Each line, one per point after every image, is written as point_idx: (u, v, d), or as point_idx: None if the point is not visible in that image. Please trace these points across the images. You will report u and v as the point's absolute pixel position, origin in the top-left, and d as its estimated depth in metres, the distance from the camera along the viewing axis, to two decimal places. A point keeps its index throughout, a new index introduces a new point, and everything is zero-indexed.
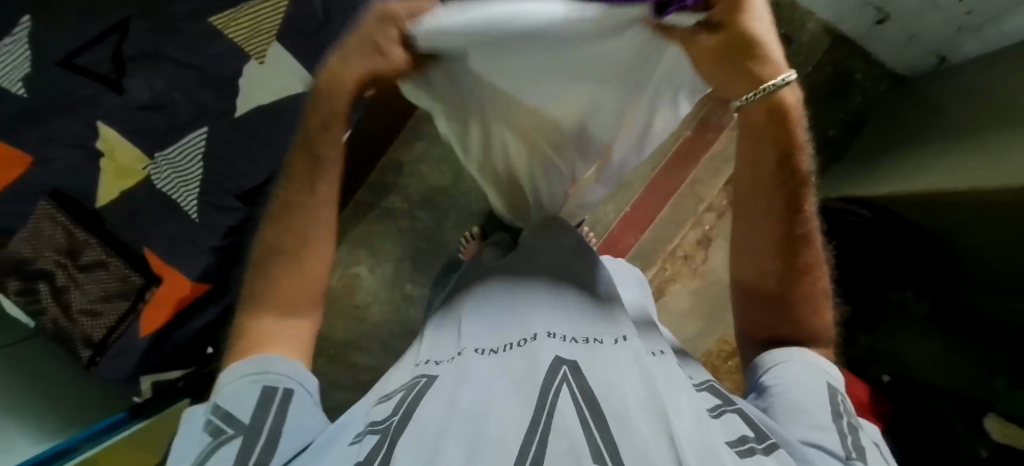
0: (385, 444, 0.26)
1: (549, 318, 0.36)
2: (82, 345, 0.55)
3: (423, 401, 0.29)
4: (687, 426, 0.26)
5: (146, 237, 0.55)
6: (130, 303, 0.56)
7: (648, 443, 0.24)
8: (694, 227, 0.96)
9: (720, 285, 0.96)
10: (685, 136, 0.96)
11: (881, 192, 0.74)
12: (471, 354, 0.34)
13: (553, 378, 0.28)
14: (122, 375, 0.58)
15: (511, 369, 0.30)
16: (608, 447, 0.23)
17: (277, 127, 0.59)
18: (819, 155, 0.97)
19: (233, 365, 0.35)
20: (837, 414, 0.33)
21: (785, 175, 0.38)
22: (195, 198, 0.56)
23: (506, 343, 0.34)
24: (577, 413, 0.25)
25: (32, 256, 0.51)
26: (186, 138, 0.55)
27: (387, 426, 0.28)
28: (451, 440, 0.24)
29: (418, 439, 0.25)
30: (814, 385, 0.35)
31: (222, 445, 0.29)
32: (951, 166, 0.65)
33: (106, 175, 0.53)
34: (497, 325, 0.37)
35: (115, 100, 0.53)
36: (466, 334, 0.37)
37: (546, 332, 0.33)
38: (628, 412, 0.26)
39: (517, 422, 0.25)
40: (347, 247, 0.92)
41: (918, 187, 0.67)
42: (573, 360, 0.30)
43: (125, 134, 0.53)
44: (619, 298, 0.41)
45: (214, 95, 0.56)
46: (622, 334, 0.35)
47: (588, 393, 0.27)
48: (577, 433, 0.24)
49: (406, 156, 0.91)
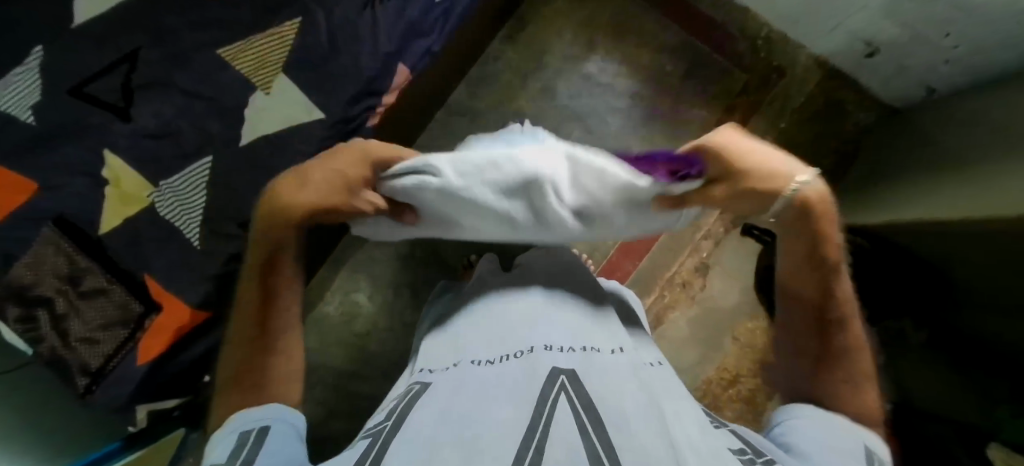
0: (373, 452, 0.26)
1: (546, 328, 0.35)
2: (79, 373, 0.54)
3: (418, 407, 0.29)
4: (689, 432, 0.26)
5: (147, 264, 0.55)
6: (129, 331, 0.55)
7: (648, 443, 0.23)
8: (692, 254, 0.97)
9: (720, 312, 0.96)
10: None
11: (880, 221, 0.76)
12: (467, 365, 0.33)
13: (551, 388, 0.28)
14: (116, 403, 0.57)
15: (508, 377, 0.30)
16: (605, 448, 0.23)
17: (281, 156, 0.59)
18: None
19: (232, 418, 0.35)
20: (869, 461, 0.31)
21: (819, 229, 0.39)
22: (198, 225, 0.56)
23: (503, 354, 0.33)
24: (574, 419, 0.25)
25: (33, 282, 0.52)
26: (192, 166, 0.56)
27: (381, 430, 0.28)
28: (445, 445, 0.24)
29: (409, 445, 0.25)
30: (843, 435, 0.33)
31: None
32: (950, 194, 0.65)
33: (111, 202, 0.54)
34: (491, 333, 0.37)
35: (122, 127, 0.54)
36: (461, 347, 0.37)
37: (543, 345, 0.33)
38: (627, 419, 0.25)
39: (514, 426, 0.24)
40: (346, 271, 0.93)
41: (929, 213, 0.66)
42: (570, 369, 0.30)
43: (131, 163, 0.54)
44: (609, 309, 0.42)
45: (220, 123, 0.57)
46: (620, 345, 0.36)
47: (586, 400, 0.27)
48: (575, 438, 0.23)
49: None
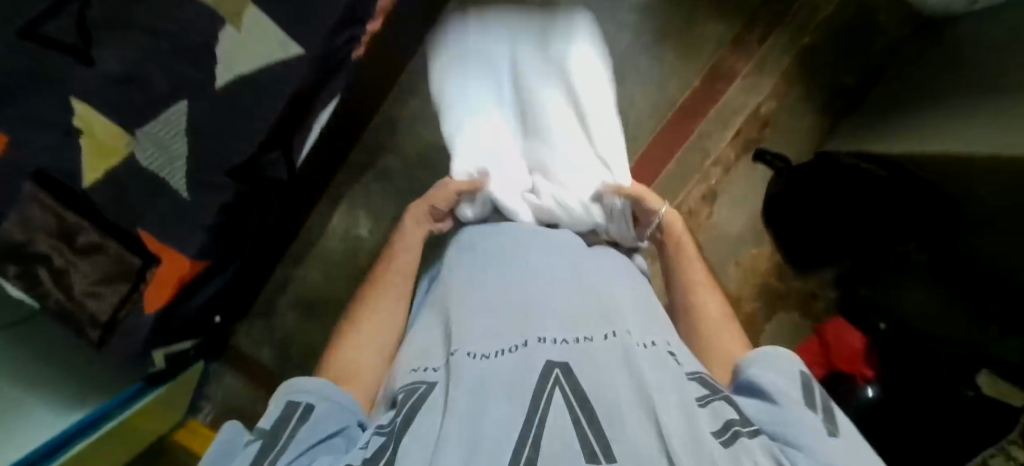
0: (389, 447, 0.27)
1: (541, 318, 0.35)
2: (91, 326, 0.55)
3: (422, 407, 0.30)
4: (676, 419, 0.27)
5: (139, 218, 0.53)
6: (131, 286, 0.55)
7: (638, 441, 0.25)
8: (700, 181, 0.94)
9: (724, 240, 0.95)
10: (694, 87, 0.93)
11: (901, 150, 0.73)
12: (461, 357, 0.33)
13: (546, 383, 0.29)
14: (128, 351, 0.58)
15: (505, 370, 0.31)
16: (601, 445, 0.24)
17: (262, 101, 0.54)
18: (834, 104, 0.95)
19: (282, 388, 0.35)
20: (811, 404, 0.33)
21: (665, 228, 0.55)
22: (183, 174, 0.53)
23: (498, 348, 0.33)
24: (568, 412, 0.27)
25: (27, 241, 0.51)
26: (166, 111, 0.52)
27: (392, 428, 0.29)
28: (446, 448, 0.25)
29: (418, 444, 0.27)
30: (783, 381, 0.34)
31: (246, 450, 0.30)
32: (973, 125, 0.63)
33: (88, 153, 0.51)
34: (482, 315, 0.37)
35: (87, 73, 0.49)
36: (451, 333, 0.37)
37: (537, 337, 0.33)
38: (620, 413, 0.27)
39: (509, 428, 0.26)
40: (344, 209, 0.90)
41: (944, 144, 0.65)
42: (564, 362, 0.31)
43: (104, 111, 0.50)
44: (597, 284, 0.40)
45: (191, 65, 0.51)
46: (615, 327, 0.35)
47: (580, 395, 0.28)
48: (569, 436, 0.25)
49: (402, 113, 0.88)
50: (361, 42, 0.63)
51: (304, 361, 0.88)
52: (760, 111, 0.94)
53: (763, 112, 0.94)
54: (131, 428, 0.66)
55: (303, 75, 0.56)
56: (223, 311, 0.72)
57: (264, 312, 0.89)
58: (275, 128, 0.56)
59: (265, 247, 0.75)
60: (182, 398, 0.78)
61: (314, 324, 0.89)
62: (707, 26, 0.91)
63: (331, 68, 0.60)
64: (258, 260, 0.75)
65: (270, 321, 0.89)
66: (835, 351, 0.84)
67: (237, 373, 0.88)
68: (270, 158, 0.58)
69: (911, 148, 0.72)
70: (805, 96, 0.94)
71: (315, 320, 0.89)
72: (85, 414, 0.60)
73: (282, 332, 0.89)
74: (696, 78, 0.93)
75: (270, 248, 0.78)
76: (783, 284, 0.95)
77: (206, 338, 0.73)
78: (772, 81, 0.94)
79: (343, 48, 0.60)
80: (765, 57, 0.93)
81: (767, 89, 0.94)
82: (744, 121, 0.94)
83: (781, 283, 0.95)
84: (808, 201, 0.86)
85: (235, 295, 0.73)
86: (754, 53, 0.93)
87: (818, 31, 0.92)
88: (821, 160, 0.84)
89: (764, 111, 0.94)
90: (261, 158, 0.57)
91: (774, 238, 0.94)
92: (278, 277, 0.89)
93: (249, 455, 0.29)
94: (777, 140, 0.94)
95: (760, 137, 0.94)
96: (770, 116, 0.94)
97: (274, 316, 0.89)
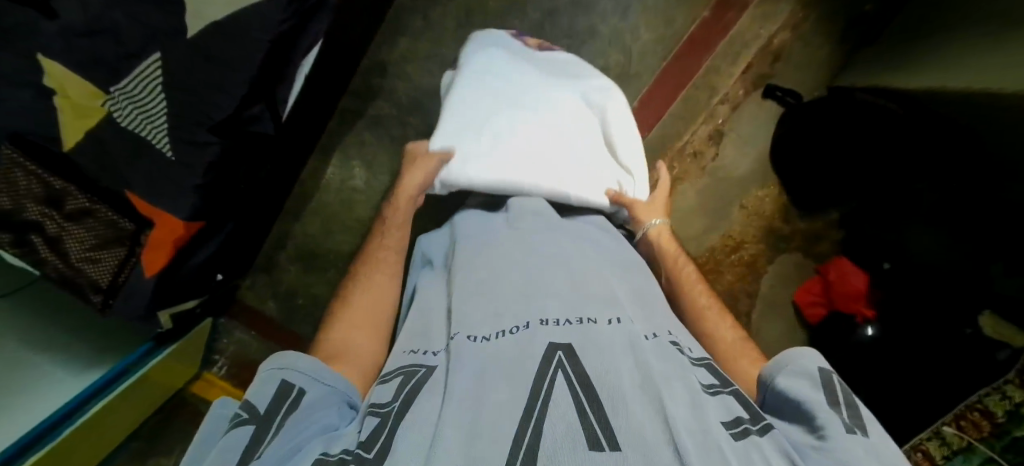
0: (386, 428, 0.28)
1: (541, 301, 0.36)
2: (92, 290, 0.56)
3: (422, 390, 0.30)
4: (682, 409, 0.26)
5: (125, 180, 0.52)
6: (126, 249, 0.55)
7: (643, 427, 0.24)
8: (706, 121, 0.90)
9: (728, 182, 0.92)
10: (702, 17, 0.87)
11: (918, 86, 0.70)
12: (462, 339, 0.34)
13: (548, 365, 0.29)
14: (137, 313, 0.59)
15: (505, 355, 0.31)
16: (603, 428, 0.24)
17: (241, 48, 0.51)
18: (852, 31, 0.89)
19: (270, 364, 0.34)
20: (834, 403, 0.30)
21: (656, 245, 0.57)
22: (165, 133, 0.51)
23: (497, 330, 0.34)
24: (572, 398, 0.26)
25: (15, 207, 0.50)
26: (138, 66, 0.49)
27: (389, 410, 0.29)
28: (446, 427, 0.25)
29: (415, 426, 0.26)
30: (804, 385, 0.31)
31: (237, 428, 0.29)
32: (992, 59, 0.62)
33: (65, 115, 0.48)
34: (484, 299, 0.38)
35: (50, 26, 0.46)
36: (453, 317, 0.37)
37: (538, 320, 0.34)
38: (624, 398, 0.26)
39: (511, 409, 0.26)
40: (339, 161, 0.88)
41: (963, 83, 0.63)
42: (567, 344, 0.31)
43: (72, 67, 0.47)
44: (602, 279, 0.40)
45: (158, 12, 0.48)
46: (619, 315, 0.35)
47: (582, 378, 0.27)
48: (573, 418, 0.24)
49: (391, 55, 0.85)
50: None
51: (310, 313, 0.90)
52: (773, 43, 0.88)
53: (775, 44, 0.88)
54: (150, 381, 0.69)
55: (283, 17, 0.52)
56: (224, 268, 0.72)
57: (267, 267, 0.90)
58: (256, 81, 0.53)
59: (258, 205, 0.74)
60: (195, 351, 0.81)
61: (317, 277, 0.90)
62: None
63: (309, 10, 0.55)
64: (255, 216, 0.75)
65: (273, 275, 0.90)
66: (837, 290, 0.86)
67: (245, 326, 0.90)
68: (253, 111, 0.55)
69: (927, 83, 0.69)
70: (821, 24, 0.88)
71: (318, 273, 0.90)
72: (98, 375, 0.63)
73: (286, 286, 0.90)
74: (705, 6, 0.86)
75: (265, 204, 0.77)
76: (789, 226, 0.93)
77: (211, 295, 0.74)
78: (787, 8, 0.87)
79: None
80: None
81: (781, 17, 0.87)
82: (755, 53, 0.88)
83: (785, 225, 0.93)
84: (816, 137, 0.84)
85: (234, 253, 0.73)
86: None
87: None
88: (837, 96, 0.82)
89: (777, 42, 0.88)
90: (243, 112, 0.54)
91: (780, 178, 0.92)
92: (277, 231, 0.89)
93: (239, 438, 0.28)
94: (790, 75, 0.89)
95: (771, 71, 0.89)
96: (782, 48, 0.88)
97: (276, 270, 0.90)
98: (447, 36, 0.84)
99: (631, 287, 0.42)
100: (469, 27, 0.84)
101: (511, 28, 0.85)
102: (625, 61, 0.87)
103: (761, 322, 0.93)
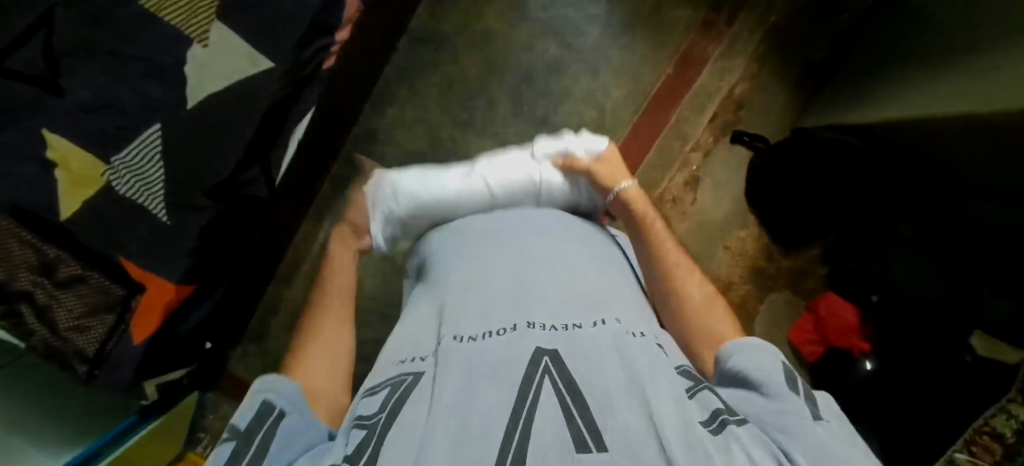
0: (375, 435, 0.30)
1: (529, 305, 0.39)
2: (78, 360, 0.55)
3: (408, 401, 0.32)
4: (667, 406, 0.29)
5: (121, 244, 0.53)
6: (116, 315, 0.55)
7: (630, 425, 0.27)
8: (681, 168, 0.95)
9: (710, 225, 0.95)
10: (667, 74, 0.94)
11: (860, 117, 0.79)
12: (449, 342, 0.36)
13: (536, 370, 0.31)
14: (123, 378, 0.59)
15: (495, 357, 0.34)
16: (591, 433, 0.26)
17: (236, 114, 0.56)
18: (804, 80, 0.96)
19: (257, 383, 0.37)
20: (794, 386, 0.34)
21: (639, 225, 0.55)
22: (162, 200, 0.54)
23: (485, 331, 0.37)
24: (560, 404, 0.28)
25: (7, 277, 0.48)
26: (142, 136, 0.50)
27: (374, 422, 0.31)
28: (435, 436, 0.27)
29: (405, 437, 0.28)
30: (770, 370, 0.35)
31: (220, 450, 0.32)
32: (922, 91, 0.70)
33: (64, 187, 0.48)
34: (478, 305, 0.41)
35: (54, 104, 0.45)
36: (447, 322, 0.40)
37: (526, 323, 0.37)
38: (610, 399, 0.29)
39: (501, 410, 0.28)
40: (330, 224, 0.90)
41: (896, 112, 0.71)
42: (553, 349, 0.33)
43: (78, 142, 0.47)
44: (593, 279, 0.44)
45: (161, 87, 0.50)
46: (603, 317, 0.38)
47: (570, 384, 0.30)
48: (561, 424, 0.27)
49: (380, 123, 0.90)
50: (331, 52, 0.63)
51: None
52: (734, 93, 0.95)
53: (736, 94, 0.95)
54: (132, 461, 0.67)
55: (277, 86, 0.58)
56: (215, 336, 0.71)
57: (257, 336, 0.89)
58: (251, 144, 0.59)
59: (251, 271, 0.75)
60: (180, 428, 0.79)
61: None
62: (674, 12, 0.93)
63: (303, 78, 0.61)
64: (248, 282, 0.76)
65: (263, 343, 0.89)
66: (831, 327, 0.87)
67: (233, 400, 0.87)
68: (249, 174, 0.60)
69: (868, 114, 0.77)
70: (775, 74, 0.96)
71: None
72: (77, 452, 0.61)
73: (276, 354, 0.89)
74: (668, 65, 0.94)
75: (256, 271, 0.78)
76: (774, 265, 0.96)
77: (199, 364, 0.73)
78: (743, 62, 0.95)
79: (312, 57, 0.60)
80: (732, 41, 0.95)
81: (739, 70, 0.95)
82: (719, 103, 0.95)
83: (771, 264, 0.96)
84: (786, 177, 0.89)
85: (225, 320, 0.73)
86: (723, 35, 0.95)
87: (784, 10, 0.95)
88: (798, 136, 0.86)
89: (738, 92, 0.95)
90: (239, 175, 0.59)
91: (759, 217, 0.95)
92: (269, 298, 0.89)
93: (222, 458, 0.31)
94: (754, 120, 0.96)
95: (736, 118, 0.95)
96: (743, 97, 0.95)
97: (267, 339, 0.89)
98: (433, 103, 0.91)
99: (620, 289, 0.45)
100: (452, 92, 0.91)
101: (491, 92, 0.91)
102: (600, 117, 0.93)
103: None
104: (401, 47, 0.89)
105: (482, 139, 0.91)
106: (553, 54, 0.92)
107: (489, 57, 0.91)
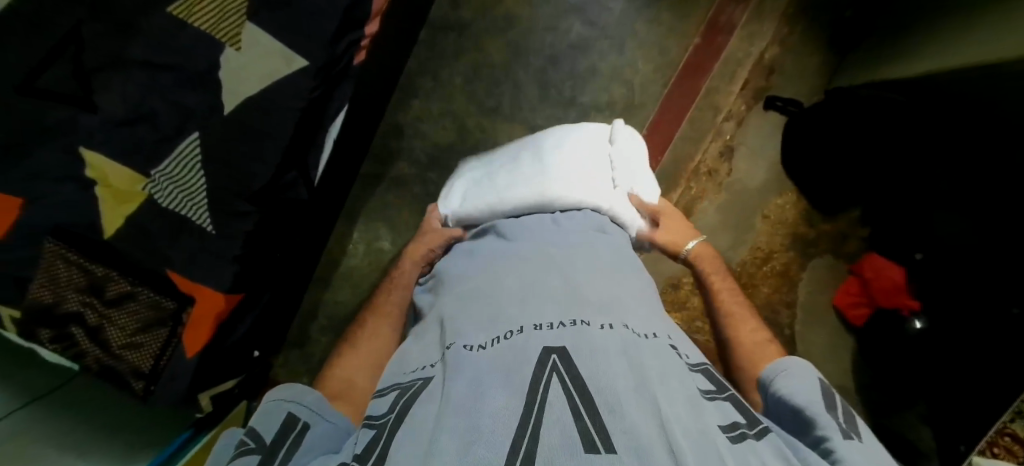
0: (380, 441, 0.28)
1: (538, 306, 0.38)
2: (133, 376, 0.54)
3: (418, 401, 0.31)
4: (680, 411, 0.28)
5: (165, 257, 0.51)
6: (169, 329, 0.53)
7: (640, 426, 0.25)
8: (714, 139, 0.94)
9: (747, 195, 0.94)
10: (694, 44, 0.92)
11: (894, 74, 0.76)
12: (459, 349, 0.34)
13: (543, 370, 0.30)
14: (177, 396, 0.56)
15: (503, 359, 0.32)
16: (598, 432, 0.24)
17: (274, 120, 0.52)
18: (836, 40, 0.94)
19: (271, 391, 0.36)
20: (831, 408, 0.34)
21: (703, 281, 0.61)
22: (205, 208, 0.52)
23: (495, 336, 0.35)
24: (568, 402, 0.27)
25: (57, 299, 0.51)
26: (178, 147, 0.50)
27: (384, 422, 0.30)
28: (445, 431, 0.25)
29: (410, 435, 0.27)
30: (808, 390, 0.36)
31: (242, 455, 0.30)
32: (959, 41, 0.67)
33: (105, 202, 0.49)
34: (483, 309, 0.40)
35: (91, 119, 0.47)
36: (449, 330, 0.39)
37: (532, 324, 0.35)
38: (619, 398, 0.27)
39: (510, 411, 0.26)
40: (364, 224, 0.89)
41: (934, 66, 0.69)
42: (562, 348, 0.32)
43: (112, 156, 0.48)
44: (602, 282, 0.43)
45: (195, 94, 0.49)
46: (613, 318, 0.37)
47: (578, 380, 0.29)
48: (568, 422, 0.25)
49: (406, 117, 0.88)
50: (361, 47, 0.60)
51: None
52: (765, 58, 0.93)
53: (766, 59, 0.93)
54: None
55: (311, 85, 0.54)
56: (260, 345, 0.71)
57: (299, 342, 0.88)
58: (291, 147, 0.55)
59: (292, 277, 0.74)
60: None
61: None
62: None
63: (337, 75, 0.57)
64: (290, 289, 0.75)
65: (305, 348, 0.88)
66: (876, 287, 0.88)
67: None
68: (287, 178, 0.56)
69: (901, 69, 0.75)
70: (806, 36, 0.93)
71: None
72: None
73: (319, 357, 0.88)
74: (695, 35, 0.91)
75: (297, 277, 0.77)
76: (814, 231, 0.95)
77: (249, 372, 0.73)
78: (771, 27, 0.93)
79: (346, 52, 0.57)
80: (760, 6, 0.92)
81: (768, 35, 0.93)
82: (749, 71, 0.93)
83: (811, 230, 0.95)
84: (823, 140, 0.87)
85: (271, 327, 0.73)
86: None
87: None
88: (837, 97, 0.84)
89: (768, 57, 0.93)
90: (280, 180, 0.55)
91: (796, 184, 0.94)
92: (308, 302, 0.88)
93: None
94: (786, 85, 0.93)
95: (768, 84, 0.93)
96: (774, 62, 0.93)
97: (308, 343, 0.88)
98: (457, 92, 0.89)
99: (627, 290, 0.44)
100: (477, 80, 0.89)
101: (516, 76, 0.89)
102: (630, 95, 0.91)
103: (803, 331, 0.95)
104: (422, 38, 0.87)
105: (511, 124, 0.90)
106: (577, 32, 0.89)
107: (513, 42, 0.88)
